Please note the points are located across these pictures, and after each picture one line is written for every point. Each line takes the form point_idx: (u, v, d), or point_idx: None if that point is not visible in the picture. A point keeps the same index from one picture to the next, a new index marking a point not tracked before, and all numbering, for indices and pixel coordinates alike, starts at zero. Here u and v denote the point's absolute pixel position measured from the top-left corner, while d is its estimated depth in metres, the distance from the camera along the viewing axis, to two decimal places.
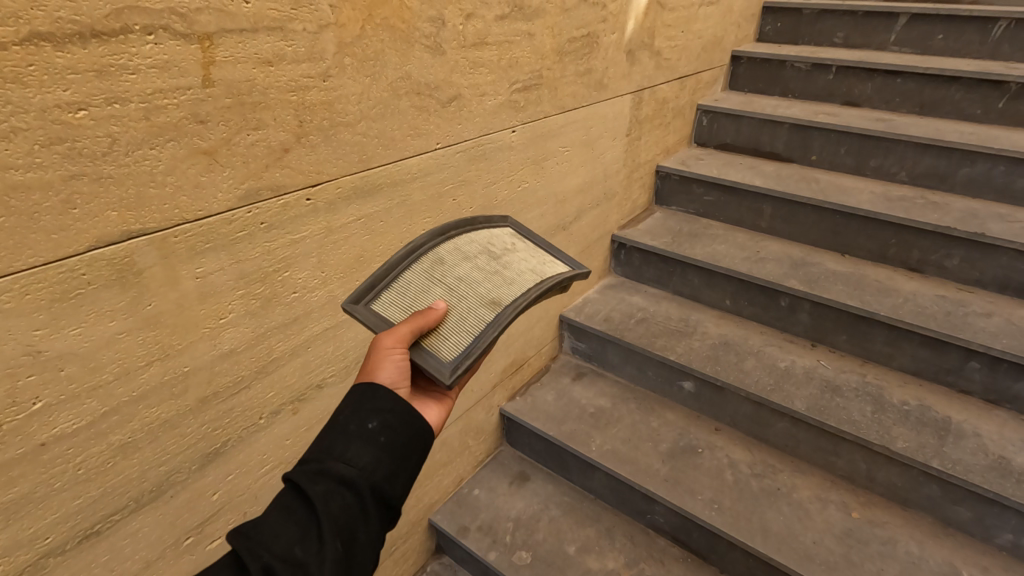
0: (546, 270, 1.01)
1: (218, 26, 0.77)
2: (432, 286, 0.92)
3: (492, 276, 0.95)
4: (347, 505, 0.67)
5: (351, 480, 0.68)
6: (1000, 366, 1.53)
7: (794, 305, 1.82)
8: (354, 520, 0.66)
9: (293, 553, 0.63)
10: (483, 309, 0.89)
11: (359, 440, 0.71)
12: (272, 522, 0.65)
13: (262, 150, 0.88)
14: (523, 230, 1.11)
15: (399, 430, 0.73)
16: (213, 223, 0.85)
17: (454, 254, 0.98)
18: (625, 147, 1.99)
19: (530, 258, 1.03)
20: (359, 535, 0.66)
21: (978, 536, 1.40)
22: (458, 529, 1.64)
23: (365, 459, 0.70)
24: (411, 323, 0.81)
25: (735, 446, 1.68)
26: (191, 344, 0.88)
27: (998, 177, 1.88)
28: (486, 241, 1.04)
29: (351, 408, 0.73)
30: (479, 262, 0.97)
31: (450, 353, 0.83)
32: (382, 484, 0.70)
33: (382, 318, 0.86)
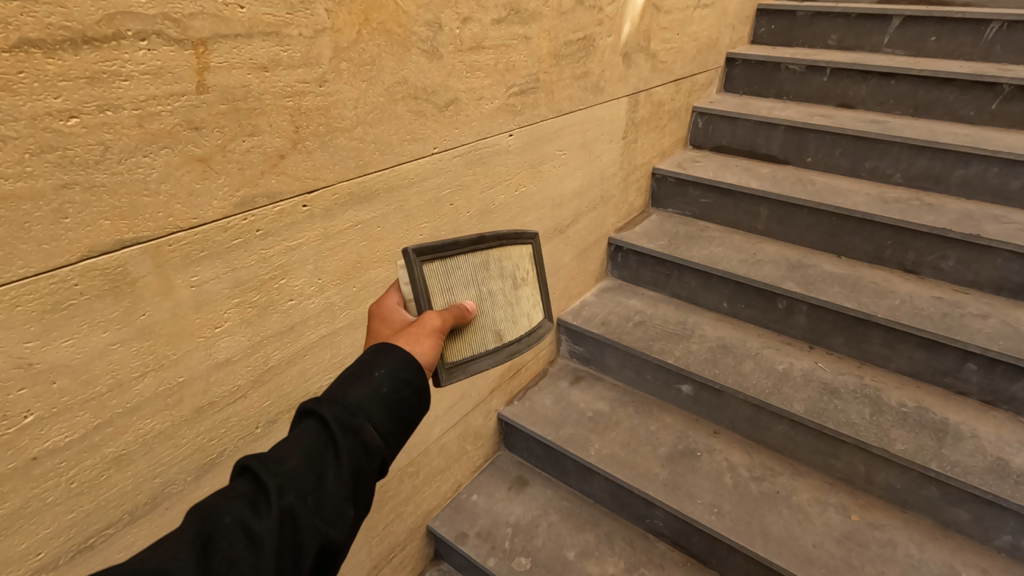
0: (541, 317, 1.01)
1: (212, 31, 0.76)
2: (471, 286, 0.87)
3: (509, 307, 0.93)
4: (362, 465, 0.63)
5: (374, 444, 0.64)
6: (997, 367, 1.53)
7: (791, 307, 1.82)
8: (363, 483, 0.64)
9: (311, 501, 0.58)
10: (490, 335, 0.89)
11: (386, 402, 0.67)
12: (295, 461, 0.59)
13: (257, 157, 0.87)
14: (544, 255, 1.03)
15: (417, 407, 0.71)
16: (208, 231, 0.84)
17: (496, 266, 0.91)
18: (621, 149, 1.98)
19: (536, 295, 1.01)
20: (363, 496, 0.64)
21: (977, 537, 1.41)
22: (457, 536, 1.63)
23: (387, 424, 0.66)
24: (456, 313, 0.79)
25: (733, 449, 1.67)
26: (186, 353, 0.87)
27: (993, 179, 1.89)
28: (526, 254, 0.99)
29: (387, 366, 0.69)
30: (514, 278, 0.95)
31: (452, 356, 0.83)
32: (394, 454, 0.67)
33: (427, 286, 0.81)
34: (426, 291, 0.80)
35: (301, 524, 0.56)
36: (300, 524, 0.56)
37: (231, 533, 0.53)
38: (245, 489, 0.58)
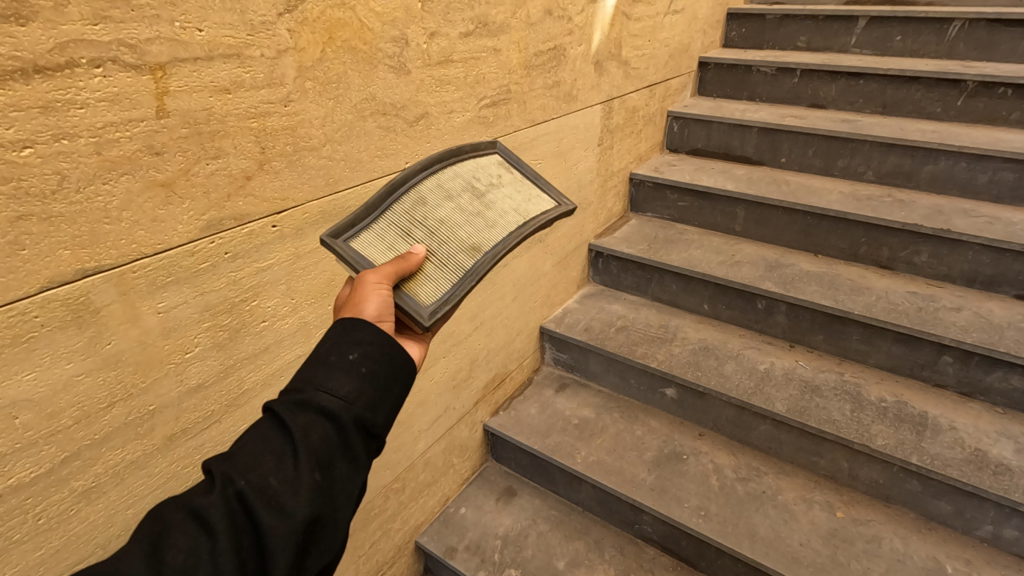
0: (531, 209, 0.96)
1: (170, 56, 0.75)
2: (413, 228, 0.85)
3: (474, 219, 0.89)
4: (328, 437, 0.61)
5: (332, 412, 0.62)
6: (972, 359, 1.55)
7: (770, 307, 1.84)
8: (337, 455, 0.61)
9: (267, 483, 0.57)
10: (463, 255, 0.85)
11: (340, 370, 0.64)
12: (246, 446, 0.59)
13: (222, 179, 0.86)
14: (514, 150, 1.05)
15: (381, 359, 0.67)
16: (175, 256, 0.83)
17: (435, 193, 0.91)
18: (597, 156, 1.99)
19: (516, 194, 0.98)
20: (341, 467, 0.61)
21: (960, 529, 1.42)
22: (446, 551, 1.61)
23: (348, 390, 0.64)
24: (395, 266, 0.76)
25: (719, 451, 1.68)
26: (155, 381, 0.86)
27: (961, 173, 1.92)
28: (473, 171, 0.97)
29: (332, 340, 0.67)
30: (461, 202, 0.91)
31: (428, 298, 0.79)
32: (365, 421, 0.64)
33: (363, 256, 0.80)
34: (366, 260, 0.80)
35: (256, 504, 0.55)
36: (255, 505, 0.55)
37: (184, 527, 0.54)
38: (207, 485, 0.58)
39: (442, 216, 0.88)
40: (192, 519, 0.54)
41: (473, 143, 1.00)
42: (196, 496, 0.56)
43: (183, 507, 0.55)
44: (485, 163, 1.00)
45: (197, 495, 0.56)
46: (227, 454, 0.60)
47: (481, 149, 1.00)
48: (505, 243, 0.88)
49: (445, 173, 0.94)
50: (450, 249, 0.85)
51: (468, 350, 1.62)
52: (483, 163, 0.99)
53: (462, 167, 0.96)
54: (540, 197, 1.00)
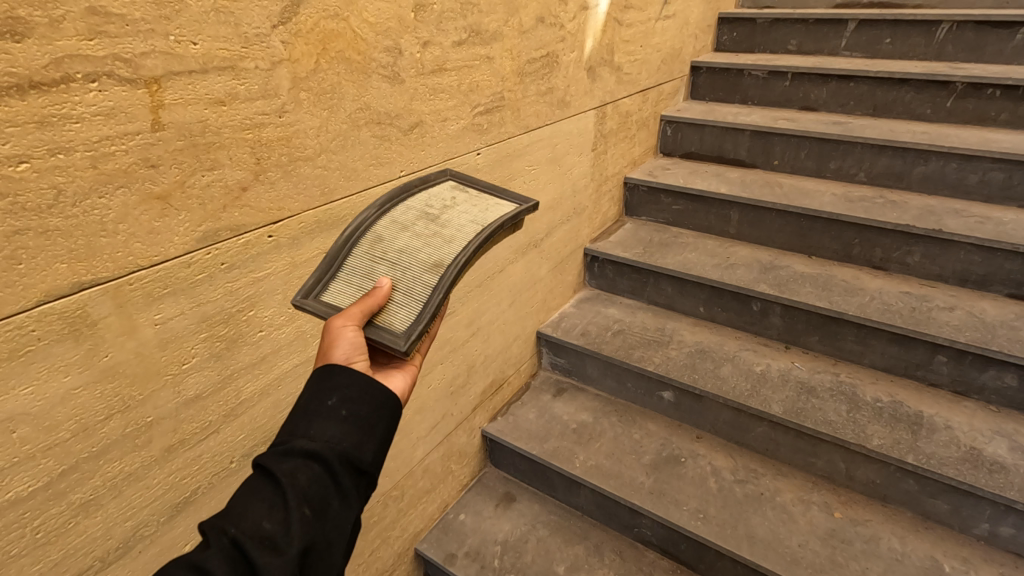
0: (488, 217, 0.98)
1: (164, 69, 0.76)
2: (376, 265, 0.88)
3: (432, 239, 0.91)
4: (317, 477, 0.63)
5: (318, 453, 0.64)
6: (966, 358, 1.57)
7: (765, 309, 1.85)
8: (328, 493, 0.63)
9: (262, 529, 0.58)
10: (428, 273, 0.85)
11: (321, 413, 0.66)
12: (236, 498, 0.61)
13: (218, 190, 0.86)
14: (462, 180, 1.10)
15: (361, 399, 0.69)
16: (171, 268, 0.83)
17: (391, 228, 0.95)
18: (591, 161, 2.00)
19: (470, 208, 1.00)
20: (332, 504, 0.63)
21: (957, 527, 1.43)
22: (445, 557, 1.61)
23: (332, 432, 0.66)
24: (361, 306, 0.77)
25: (716, 453, 1.69)
26: (153, 394, 0.86)
27: (952, 174, 1.94)
28: (425, 202, 1.01)
29: (310, 389, 0.69)
30: (417, 229, 0.94)
31: (403, 323, 0.78)
32: (351, 457, 0.66)
33: (335, 307, 0.82)
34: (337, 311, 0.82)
35: (252, 550, 0.57)
36: (251, 550, 0.56)
37: None
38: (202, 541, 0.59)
39: (400, 245, 0.90)
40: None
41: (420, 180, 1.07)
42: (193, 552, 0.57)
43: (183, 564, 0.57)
44: (436, 192, 1.06)
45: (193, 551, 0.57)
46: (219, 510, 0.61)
47: (429, 182, 1.07)
48: (464, 250, 0.87)
49: (397, 212, 0.98)
50: (412, 271, 0.86)
51: (465, 357, 1.63)
52: (433, 194, 1.05)
53: (413, 201, 1.02)
54: (495, 206, 1.02)
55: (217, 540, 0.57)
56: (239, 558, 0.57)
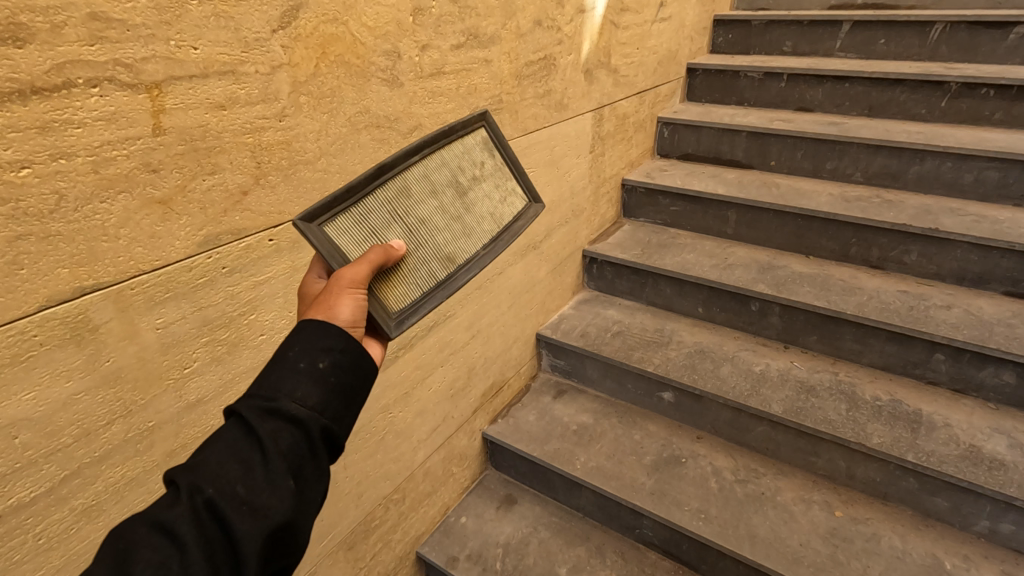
0: (505, 213, 0.96)
1: (165, 74, 0.76)
2: (392, 224, 0.82)
3: (453, 223, 0.89)
4: (297, 444, 0.61)
5: (301, 419, 0.62)
6: (964, 356, 1.57)
7: (764, 309, 1.85)
8: (305, 461, 0.61)
9: (236, 492, 0.56)
10: (437, 264, 0.87)
11: (307, 376, 0.64)
12: (210, 454, 0.58)
13: (219, 195, 0.87)
14: (498, 135, 0.97)
15: (349, 370, 0.68)
16: (173, 272, 0.83)
17: (419, 185, 0.85)
18: (589, 163, 2.01)
19: (495, 189, 0.95)
20: (308, 474, 0.61)
21: (957, 525, 1.43)
22: (447, 560, 1.61)
23: (316, 399, 0.64)
24: (372, 261, 0.75)
25: (717, 453, 1.69)
26: (155, 398, 0.86)
27: (948, 173, 1.95)
28: (457, 159, 0.90)
29: (302, 344, 0.66)
30: (444, 202, 0.88)
31: (396, 304, 0.82)
32: (331, 427, 0.64)
33: (336, 248, 0.77)
34: (338, 254, 0.77)
35: (227, 513, 0.55)
36: (226, 512, 0.54)
37: (151, 540, 0.52)
38: (170, 495, 0.57)
39: (424, 214, 0.85)
40: (159, 533, 0.53)
41: (460, 120, 0.90)
42: (162, 507, 0.54)
43: (149, 519, 0.53)
44: (471, 144, 0.93)
45: (161, 506, 0.54)
46: (190, 463, 0.58)
47: (471, 126, 0.92)
48: (477, 259, 0.91)
49: (430, 163, 0.87)
50: (426, 255, 0.85)
51: (465, 359, 1.63)
52: (467, 146, 0.92)
53: (450, 153, 0.89)
54: (513, 195, 0.99)
55: (191, 498, 0.55)
56: (213, 519, 0.55)
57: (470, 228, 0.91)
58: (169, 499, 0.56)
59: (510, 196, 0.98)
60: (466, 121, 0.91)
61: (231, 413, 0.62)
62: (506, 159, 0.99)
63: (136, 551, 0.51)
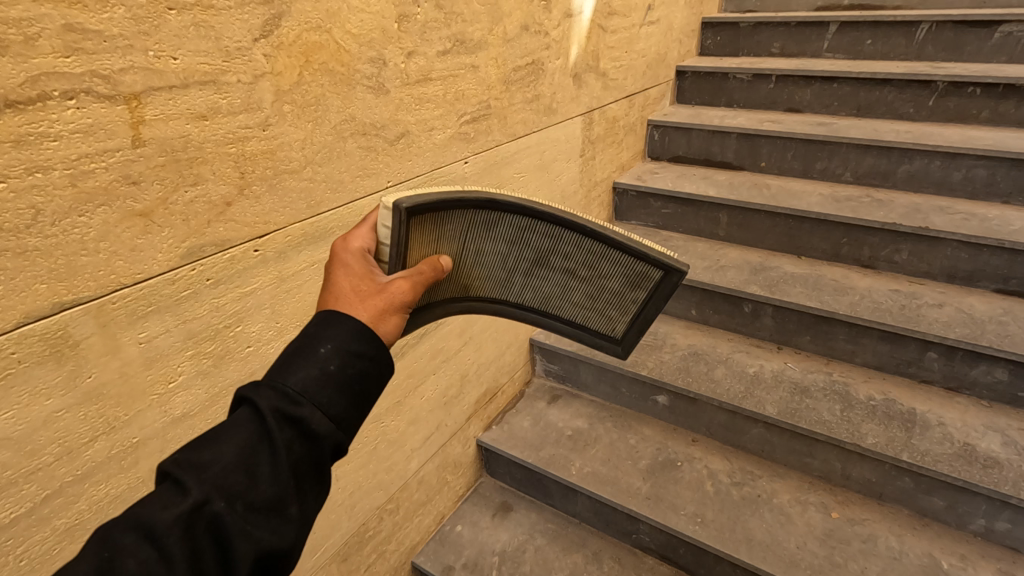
0: (554, 307, 0.96)
1: (144, 85, 0.75)
2: (459, 240, 0.84)
3: (498, 269, 0.91)
4: (307, 461, 0.56)
5: (321, 434, 0.56)
6: (956, 354, 1.58)
7: (757, 310, 1.85)
8: (309, 479, 0.57)
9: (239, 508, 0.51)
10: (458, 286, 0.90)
11: (334, 385, 0.58)
12: (219, 456, 0.52)
13: (202, 206, 0.86)
14: (658, 292, 0.87)
15: (374, 380, 0.62)
16: (155, 285, 0.82)
17: (511, 232, 0.86)
18: (580, 167, 2.01)
19: (573, 293, 0.93)
20: (308, 492, 0.57)
21: (953, 524, 1.43)
22: (443, 570, 1.59)
23: (337, 410, 0.58)
24: (425, 282, 0.72)
25: (713, 456, 1.69)
26: (138, 413, 0.84)
27: (937, 171, 1.96)
28: (581, 252, 0.87)
29: (336, 343, 0.60)
30: (513, 254, 0.89)
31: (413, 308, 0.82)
32: (343, 441, 0.59)
33: (410, 243, 0.77)
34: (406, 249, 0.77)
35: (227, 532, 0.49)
36: (229, 532, 0.49)
37: (141, 551, 0.46)
38: (164, 494, 0.50)
39: (484, 248, 0.87)
40: (152, 543, 0.47)
41: (632, 241, 0.83)
42: (157, 510, 0.48)
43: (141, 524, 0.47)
44: (613, 261, 0.86)
45: (156, 510, 0.48)
46: (193, 460, 0.52)
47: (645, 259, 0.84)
48: (483, 298, 0.94)
49: (552, 229, 0.86)
50: (461, 276, 0.88)
51: (458, 366, 1.61)
52: (610, 256, 0.86)
53: (573, 245, 0.86)
54: (591, 313, 0.95)
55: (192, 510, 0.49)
56: (210, 534, 0.49)
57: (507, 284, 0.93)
58: (163, 497, 0.50)
59: (584, 306, 0.94)
60: (647, 255, 0.83)
61: (244, 403, 0.56)
62: (632, 301, 0.91)
63: (123, 561, 0.46)
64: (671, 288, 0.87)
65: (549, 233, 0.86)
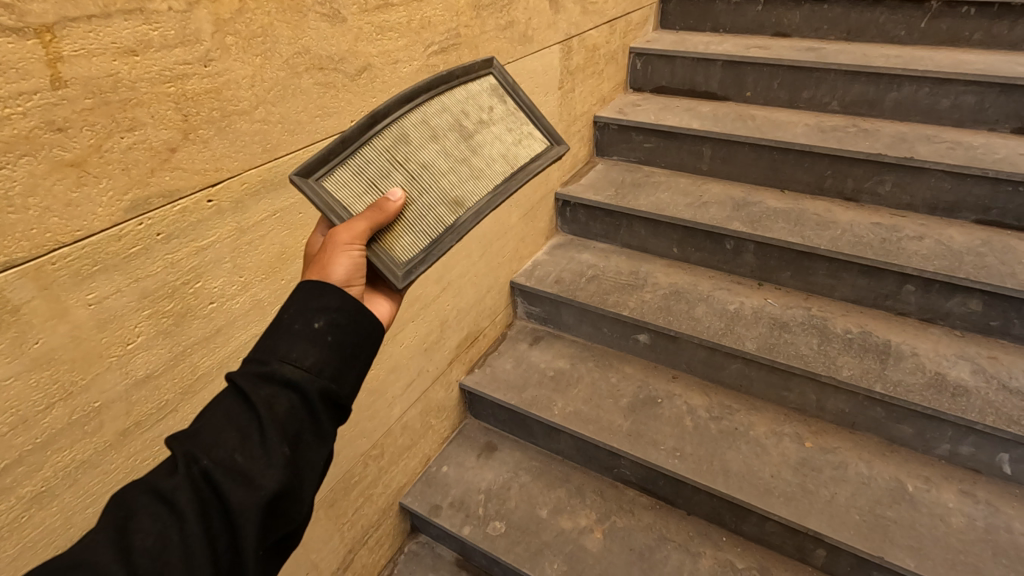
0: (518, 152, 0.97)
1: (57, 15, 0.66)
2: (393, 171, 0.84)
3: (458, 165, 0.89)
4: (293, 409, 0.61)
5: (297, 383, 0.62)
6: (933, 286, 1.59)
7: (738, 247, 1.83)
8: (302, 426, 0.61)
9: (232, 460, 0.57)
10: (444, 207, 0.87)
11: (303, 339, 0.64)
12: (209, 422, 0.59)
13: (143, 153, 0.78)
14: (503, 79, 1.00)
15: (348, 328, 0.67)
16: (99, 242, 0.76)
17: (420, 131, 0.88)
18: (558, 100, 1.91)
19: (505, 133, 0.96)
20: (305, 439, 0.62)
21: (920, 449, 1.49)
22: (430, 509, 1.64)
23: (313, 361, 0.64)
24: (371, 218, 0.76)
25: (692, 392, 1.72)
26: (97, 377, 0.80)
27: (925, 99, 1.91)
28: (462, 104, 0.93)
29: (296, 306, 0.66)
30: (446, 144, 0.89)
31: (403, 252, 0.82)
32: (331, 390, 0.64)
33: (336, 202, 0.78)
34: (339, 208, 0.78)
35: (223, 481, 0.56)
36: (223, 479, 0.56)
37: (151, 508, 0.54)
38: (172, 463, 0.58)
39: (425, 158, 0.86)
40: (160, 500, 0.55)
41: (466, 66, 0.94)
42: (163, 476, 0.56)
43: (151, 487, 0.55)
44: (475, 89, 0.96)
45: (162, 477, 0.56)
46: (191, 431, 0.59)
47: (473, 71, 0.95)
48: (484, 200, 0.91)
49: (433, 106, 0.90)
50: (431, 198, 0.86)
51: (438, 312, 1.59)
52: (473, 91, 0.95)
53: (451, 100, 0.92)
54: (528, 137, 1.00)
55: (192, 464, 0.56)
56: (210, 486, 0.56)
57: (477, 174, 0.91)
58: (171, 466, 0.58)
59: (520, 138, 0.99)
60: (471, 66, 0.95)
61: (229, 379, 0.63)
62: (517, 104, 1.01)
63: (137, 519, 0.53)
64: (506, 72, 1.00)
65: (434, 110, 0.90)
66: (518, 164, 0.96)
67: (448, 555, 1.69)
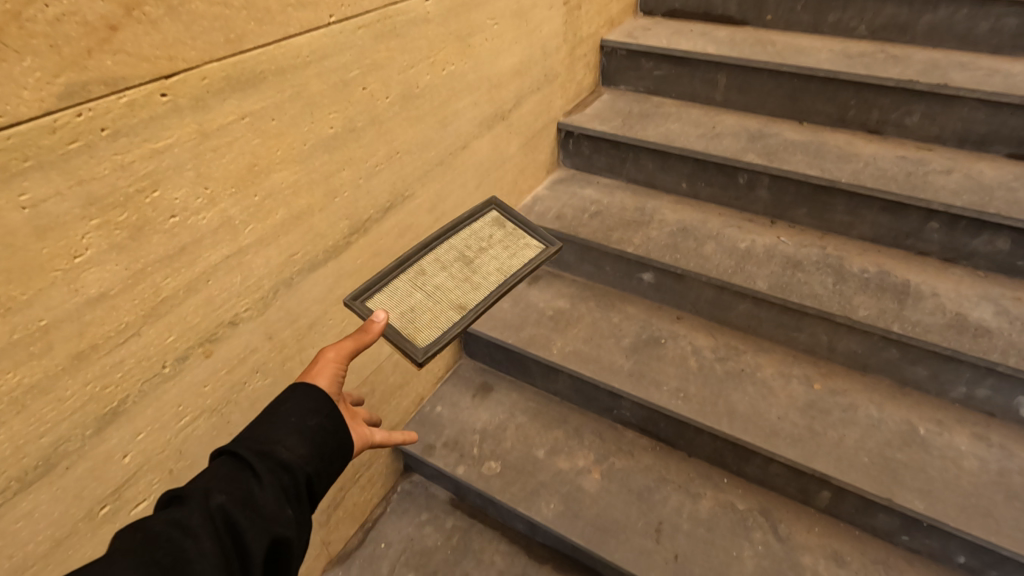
0: (513, 264, 1.12)
1: None
2: (415, 292, 1.05)
3: (463, 283, 1.07)
4: (330, 417, 0.76)
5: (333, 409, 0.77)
6: (959, 223, 1.49)
7: (752, 182, 1.72)
8: (339, 422, 0.77)
9: (287, 456, 0.71)
10: (452, 312, 1.03)
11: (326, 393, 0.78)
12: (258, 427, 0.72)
13: (75, 28, 0.66)
14: (503, 209, 1.21)
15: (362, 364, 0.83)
16: (28, 133, 0.65)
17: (435, 264, 1.09)
18: (563, 18, 1.75)
19: (503, 249, 1.15)
20: (340, 429, 0.77)
21: (933, 392, 1.43)
22: (424, 449, 1.59)
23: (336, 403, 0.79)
24: None
25: (697, 333, 1.64)
26: (40, 292, 0.71)
27: (961, 21, 1.75)
28: (467, 240, 1.15)
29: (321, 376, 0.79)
30: (454, 270, 1.09)
31: (424, 340, 0.98)
32: (315, 477, 0.73)
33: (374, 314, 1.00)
34: None
35: (279, 471, 0.70)
36: (283, 472, 0.70)
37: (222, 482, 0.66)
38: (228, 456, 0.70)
39: (438, 281, 1.07)
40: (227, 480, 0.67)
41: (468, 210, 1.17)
42: (226, 464, 0.69)
43: (217, 471, 0.68)
44: (478, 227, 1.18)
45: (225, 465, 0.68)
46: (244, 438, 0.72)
47: (477, 213, 1.18)
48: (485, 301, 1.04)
49: (444, 245, 1.12)
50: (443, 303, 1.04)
51: None
52: (475, 229, 1.17)
53: (458, 237, 1.14)
54: (524, 249, 1.16)
55: (256, 457, 0.69)
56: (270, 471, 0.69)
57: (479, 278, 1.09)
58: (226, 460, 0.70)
59: (516, 255, 1.14)
60: (474, 211, 1.18)
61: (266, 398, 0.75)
62: (516, 223, 1.20)
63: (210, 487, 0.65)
64: (503, 207, 1.22)
65: (445, 240, 1.13)
66: (515, 271, 1.11)
67: (442, 494, 1.66)
